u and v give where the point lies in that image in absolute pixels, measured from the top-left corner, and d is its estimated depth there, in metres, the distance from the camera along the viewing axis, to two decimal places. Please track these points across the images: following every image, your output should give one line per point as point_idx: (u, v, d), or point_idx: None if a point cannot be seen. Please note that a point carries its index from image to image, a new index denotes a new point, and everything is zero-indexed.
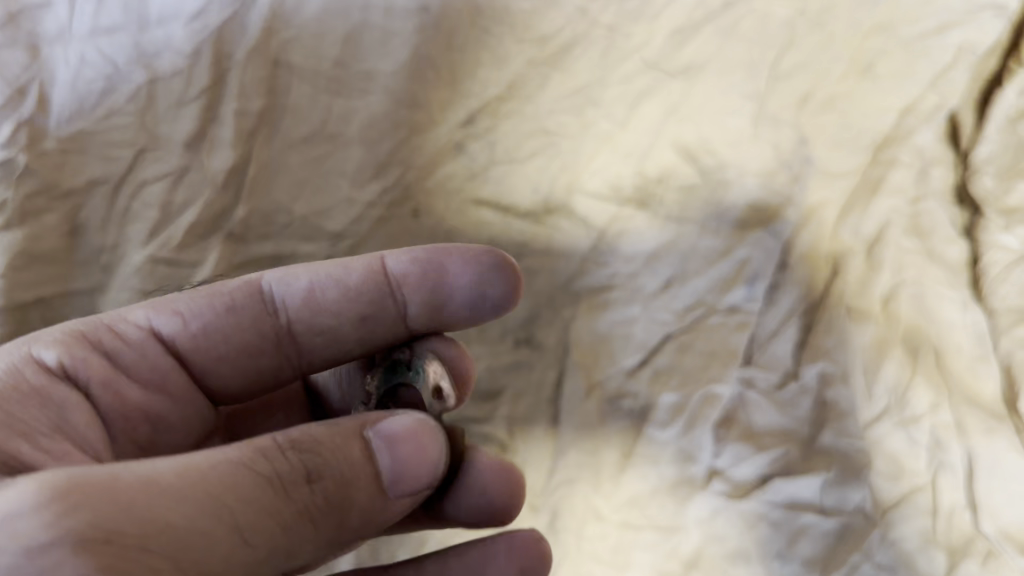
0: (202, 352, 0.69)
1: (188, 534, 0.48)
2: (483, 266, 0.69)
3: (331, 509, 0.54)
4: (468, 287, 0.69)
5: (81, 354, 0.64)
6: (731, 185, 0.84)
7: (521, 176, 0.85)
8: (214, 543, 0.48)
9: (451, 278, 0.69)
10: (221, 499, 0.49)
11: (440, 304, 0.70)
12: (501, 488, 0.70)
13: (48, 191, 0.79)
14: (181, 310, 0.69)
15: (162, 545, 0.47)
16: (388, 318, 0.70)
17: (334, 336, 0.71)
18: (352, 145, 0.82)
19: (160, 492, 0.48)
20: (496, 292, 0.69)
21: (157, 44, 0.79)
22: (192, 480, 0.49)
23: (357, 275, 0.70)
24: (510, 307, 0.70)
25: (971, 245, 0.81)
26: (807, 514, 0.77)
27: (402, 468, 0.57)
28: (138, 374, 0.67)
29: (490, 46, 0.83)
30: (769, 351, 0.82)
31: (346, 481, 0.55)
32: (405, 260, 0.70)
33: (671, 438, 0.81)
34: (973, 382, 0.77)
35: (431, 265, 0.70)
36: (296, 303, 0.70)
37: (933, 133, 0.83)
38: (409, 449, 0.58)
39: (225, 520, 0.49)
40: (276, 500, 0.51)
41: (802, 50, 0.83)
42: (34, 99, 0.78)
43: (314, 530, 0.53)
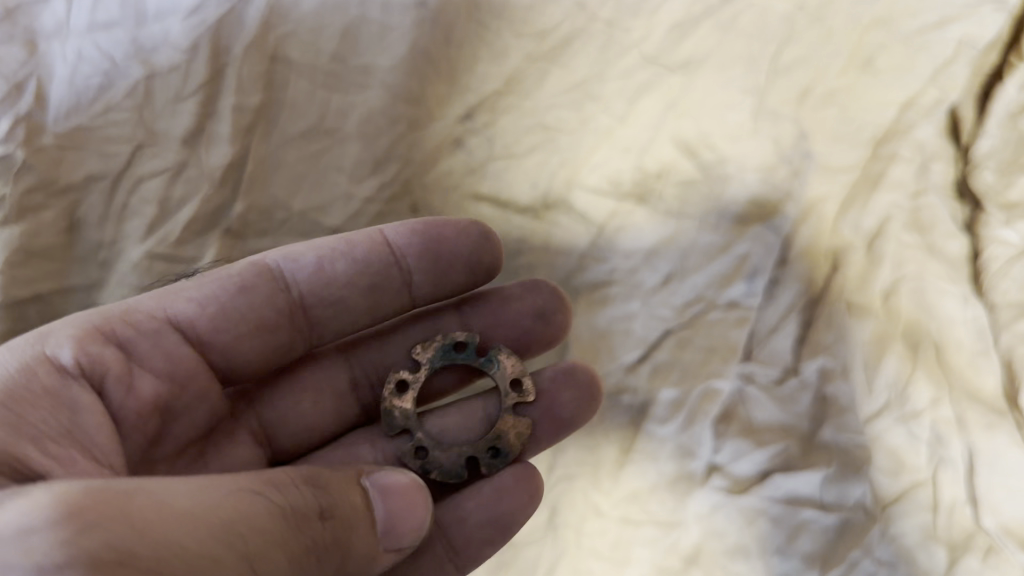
0: (220, 336, 0.70)
1: (200, 558, 0.48)
2: (472, 234, 0.75)
3: (332, 551, 0.55)
4: (465, 252, 0.75)
5: (95, 351, 0.62)
6: (731, 180, 0.84)
7: (520, 171, 0.85)
8: (223, 570, 0.49)
9: (449, 245, 0.75)
10: (236, 527, 0.50)
11: (440, 269, 0.75)
12: (588, 396, 0.75)
13: (45, 187, 0.78)
14: (195, 295, 0.70)
15: (173, 570, 0.47)
16: (394, 286, 0.75)
17: (343, 306, 0.75)
18: (349, 141, 0.82)
19: (175, 515, 0.48)
20: (490, 256, 0.76)
21: (155, 39, 0.79)
22: (207, 506, 0.50)
23: (363, 247, 0.74)
24: (498, 269, 0.77)
25: (972, 240, 0.81)
26: (808, 510, 0.76)
27: (394, 519, 0.59)
28: (151, 365, 0.66)
29: (489, 41, 0.83)
30: (769, 347, 0.81)
31: (349, 522, 0.56)
32: (405, 229, 0.74)
33: (670, 434, 0.80)
34: (973, 377, 0.77)
35: (430, 234, 0.74)
36: (306, 277, 0.73)
37: (934, 127, 0.83)
38: (401, 503, 0.60)
39: (237, 549, 0.50)
40: (289, 533, 0.52)
41: (802, 44, 0.82)
42: (31, 95, 0.77)
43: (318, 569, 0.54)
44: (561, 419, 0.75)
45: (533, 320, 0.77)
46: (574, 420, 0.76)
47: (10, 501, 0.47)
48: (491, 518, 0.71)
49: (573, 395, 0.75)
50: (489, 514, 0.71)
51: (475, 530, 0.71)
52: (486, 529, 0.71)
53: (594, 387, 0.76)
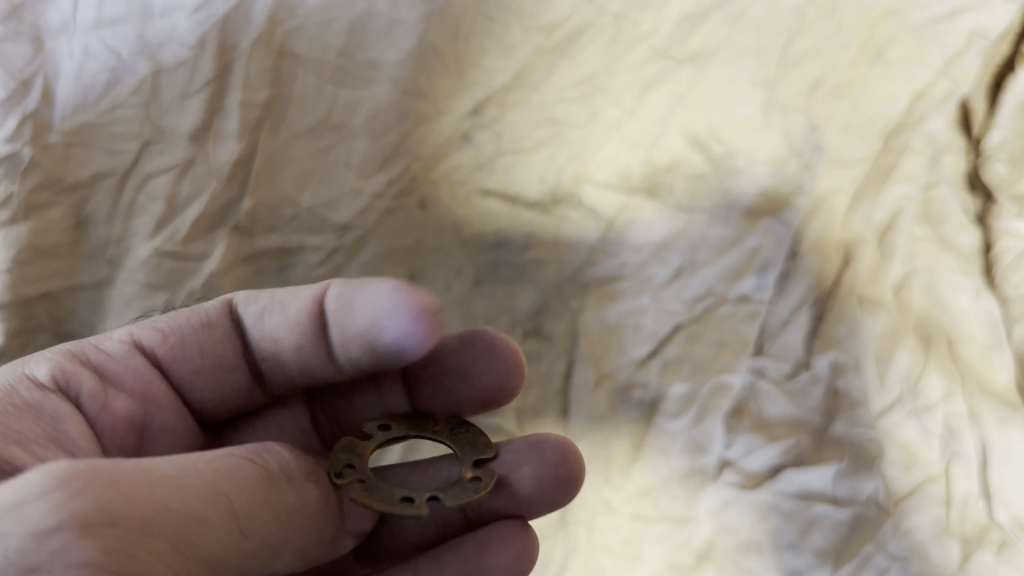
0: (180, 366, 0.69)
1: (187, 517, 0.47)
2: (394, 307, 0.60)
3: (309, 512, 0.55)
4: (367, 327, 0.63)
5: (69, 369, 0.64)
6: (742, 173, 0.83)
7: (529, 166, 0.84)
8: (213, 530, 0.48)
9: (353, 314, 0.63)
10: (218, 487, 0.50)
11: (349, 339, 0.65)
12: (544, 472, 0.68)
13: (52, 185, 0.77)
14: (163, 324, 0.70)
15: (165, 530, 0.46)
16: (318, 351, 0.68)
17: (281, 362, 0.70)
18: (357, 137, 0.82)
19: (158, 480, 0.48)
20: (394, 337, 0.61)
21: (161, 35, 0.78)
22: (189, 471, 0.49)
23: (300, 305, 0.67)
24: (423, 343, 0.61)
25: (983, 233, 0.82)
26: (819, 505, 0.75)
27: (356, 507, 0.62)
28: (124, 383, 0.66)
29: (496, 35, 0.82)
30: (781, 340, 0.81)
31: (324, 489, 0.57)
32: (337, 292, 0.65)
33: (681, 429, 0.79)
34: (985, 370, 0.77)
35: (343, 300, 0.64)
36: (254, 326, 0.69)
37: (945, 120, 0.84)
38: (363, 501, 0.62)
39: (222, 508, 0.49)
40: (266, 494, 0.52)
41: (814, 36, 0.82)
42: (38, 92, 0.77)
43: (295, 532, 0.54)
44: (521, 497, 0.68)
45: (472, 375, 0.70)
46: (536, 501, 0.68)
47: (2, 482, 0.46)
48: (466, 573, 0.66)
49: (535, 471, 0.68)
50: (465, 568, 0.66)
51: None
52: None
53: (569, 458, 0.68)
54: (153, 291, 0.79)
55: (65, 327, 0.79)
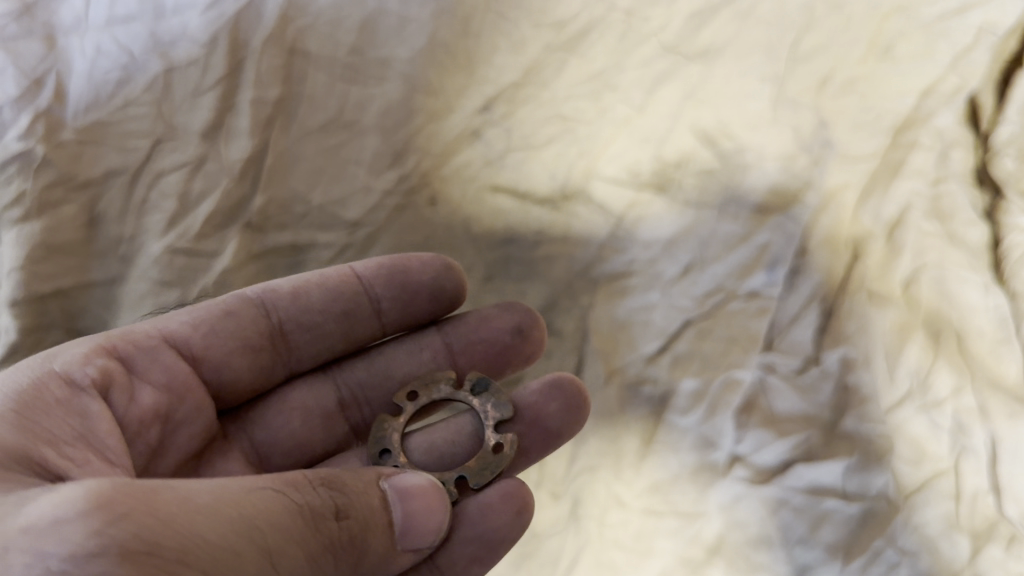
0: (211, 352, 0.71)
1: (219, 550, 0.48)
2: (446, 266, 0.76)
3: (349, 548, 0.55)
4: (429, 283, 0.76)
5: (102, 365, 0.62)
6: (751, 169, 0.83)
7: (538, 162, 0.84)
8: (245, 564, 0.49)
9: (412, 275, 0.75)
10: (253, 520, 0.50)
11: (408, 297, 0.76)
12: (562, 404, 0.72)
13: (64, 182, 0.78)
14: (187, 314, 0.71)
15: (200, 562, 0.47)
16: (364, 314, 0.76)
17: (318, 331, 0.76)
18: (368, 133, 0.82)
19: (194, 508, 0.49)
20: (453, 285, 0.76)
21: (173, 33, 0.80)
22: (229, 500, 0.50)
23: (334, 278, 0.75)
24: (463, 294, 0.78)
25: (992, 227, 0.81)
26: (830, 499, 0.75)
27: (411, 521, 0.59)
28: (152, 376, 0.66)
29: (506, 31, 0.83)
30: (790, 336, 0.81)
31: (367, 524, 0.56)
32: (372, 262, 0.75)
33: (691, 425, 0.80)
34: (995, 365, 0.77)
35: (395, 266, 0.75)
36: (284, 303, 0.74)
37: (953, 115, 0.83)
38: (420, 505, 0.59)
39: (257, 543, 0.50)
40: (305, 530, 0.52)
41: (822, 32, 0.83)
42: (51, 90, 0.78)
43: (333, 567, 0.54)
44: (547, 429, 0.72)
45: (513, 336, 0.76)
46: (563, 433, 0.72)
47: (42, 496, 0.48)
48: (474, 534, 0.66)
49: (564, 399, 0.72)
50: (473, 530, 0.66)
51: (460, 546, 0.66)
52: (470, 547, 0.66)
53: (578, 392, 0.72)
54: (165, 289, 0.79)
55: (76, 325, 0.79)
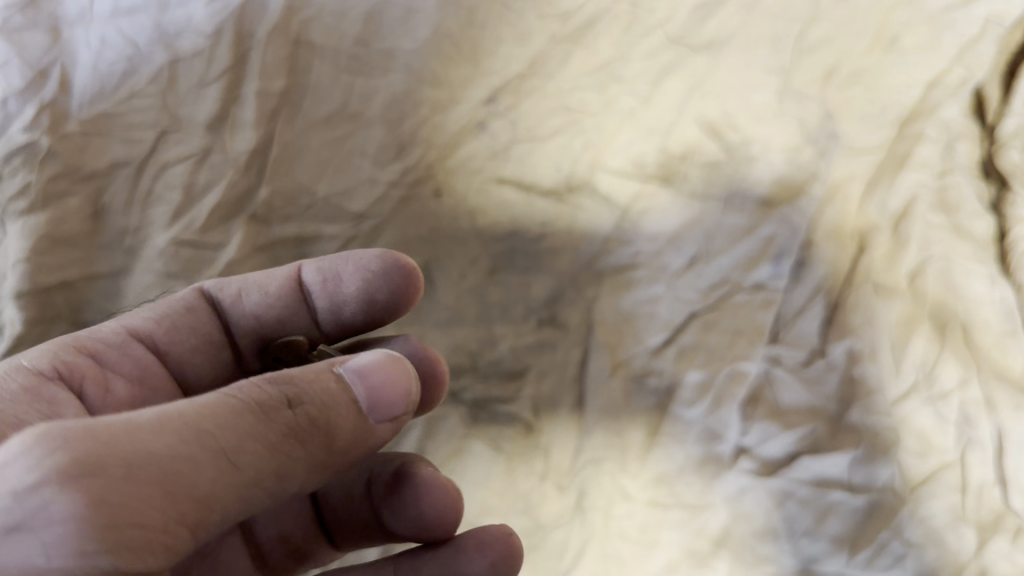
0: (176, 347, 0.71)
1: (166, 461, 0.45)
2: (383, 271, 0.69)
3: (316, 435, 0.50)
4: (360, 294, 0.71)
5: (68, 358, 0.64)
6: (757, 161, 0.83)
7: (544, 154, 0.84)
8: (195, 471, 0.46)
9: (343, 285, 0.71)
10: (196, 426, 0.46)
11: (339, 308, 0.71)
12: (427, 506, 0.66)
13: (70, 174, 0.78)
14: (147, 312, 0.71)
15: (148, 477, 0.44)
16: (302, 324, 0.72)
17: (256, 335, 0.73)
18: (372, 125, 0.82)
19: (136, 426, 0.45)
20: (386, 293, 0.70)
21: (178, 24, 0.80)
22: (170, 415, 0.47)
23: (275, 282, 0.72)
24: (405, 307, 0.71)
25: (998, 219, 0.81)
26: (836, 491, 0.75)
27: (379, 394, 0.53)
28: (124, 369, 0.67)
29: (512, 23, 0.83)
30: (796, 329, 0.80)
31: (330, 406, 0.51)
32: (309, 269, 0.71)
33: (696, 418, 0.79)
34: (1002, 357, 0.77)
35: (327, 276, 0.71)
36: (230, 307, 0.72)
37: (959, 107, 0.84)
38: (382, 378, 0.53)
39: (205, 446, 0.46)
40: (257, 425, 0.48)
41: (826, 24, 0.83)
42: (56, 82, 0.78)
43: (303, 453, 0.49)
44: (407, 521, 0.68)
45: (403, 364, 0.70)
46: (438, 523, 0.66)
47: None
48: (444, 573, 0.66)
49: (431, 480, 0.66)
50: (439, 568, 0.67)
51: None
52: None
53: (443, 494, 0.66)
54: (172, 279, 0.79)
55: (78, 317, 0.78)
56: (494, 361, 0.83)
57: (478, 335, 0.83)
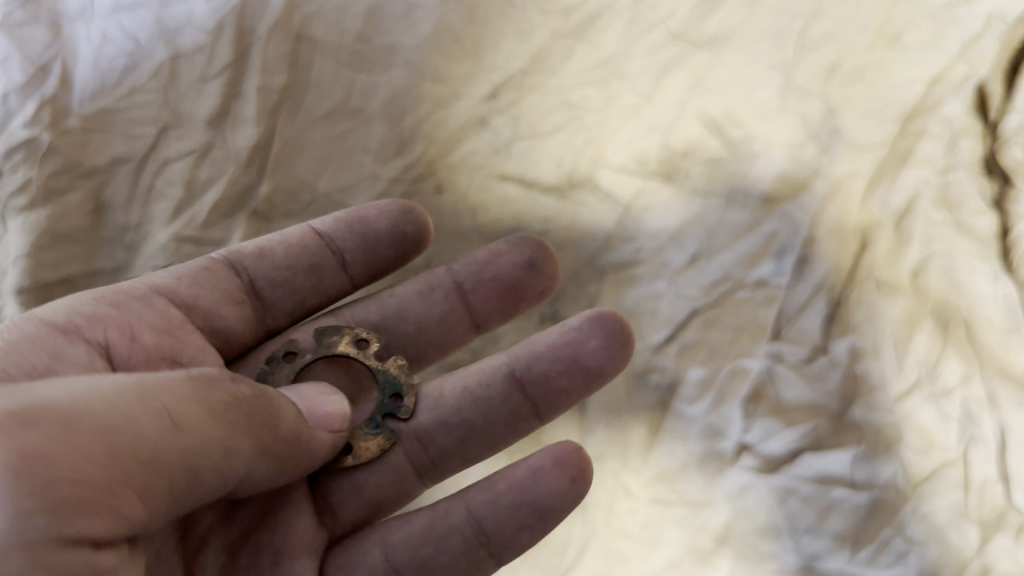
0: (202, 299, 0.70)
1: (112, 418, 0.48)
2: (404, 208, 0.75)
3: (257, 412, 0.53)
4: (389, 228, 0.75)
5: (88, 312, 0.64)
6: (759, 158, 0.83)
7: (546, 151, 0.84)
8: (143, 427, 0.48)
9: (371, 224, 0.74)
10: (143, 391, 0.50)
11: (370, 247, 0.75)
12: (615, 337, 0.69)
13: (71, 170, 0.78)
14: (166, 272, 0.71)
15: (95, 429, 0.47)
16: (330, 268, 0.75)
17: (285, 289, 0.74)
18: (375, 121, 0.82)
19: (84, 390, 0.49)
20: (415, 226, 0.75)
21: (180, 19, 0.80)
22: (117, 382, 0.50)
23: (295, 234, 0.74)
24: (427, 240, 0.76)
25: (1000, 216, 0.81)
26: (838, 488, 0.75)
27: (311, 408, 0.61)
28: (148, 320, 0.66)
29: (514, 19, 0.83)
30: (798, 325, 0.80)
31: (265, 395, 0.55)
32: (328, 218, 0.74)
33: (698, 414, 0.79)
34: (1005, 355, 0.76)
35: (352, 218, 0.74)
36: (253, 262, 0.73)
37: (962, 104, 0.83)
38: (311, 392, 0.62)
39: (151, 407, 0.49)
40: (198, 392, 0.51)
41: (829, 20, 0.82)
42: (57, 78, 0.78)
43: (246, 426, 0.53)
44: (585, 370, 0.69)
45: (522, 268, 0.75)
46: (606, 369, 0.69)
47: None
48: (524, 501, 0.64)
49: (601, 342, 0.69)
50: (523, 498, 0.64)
51: (507, 512, 0.64)
52: (520, 513, 0.64)
53: (620, 324, 0.70)
54: None
55: None
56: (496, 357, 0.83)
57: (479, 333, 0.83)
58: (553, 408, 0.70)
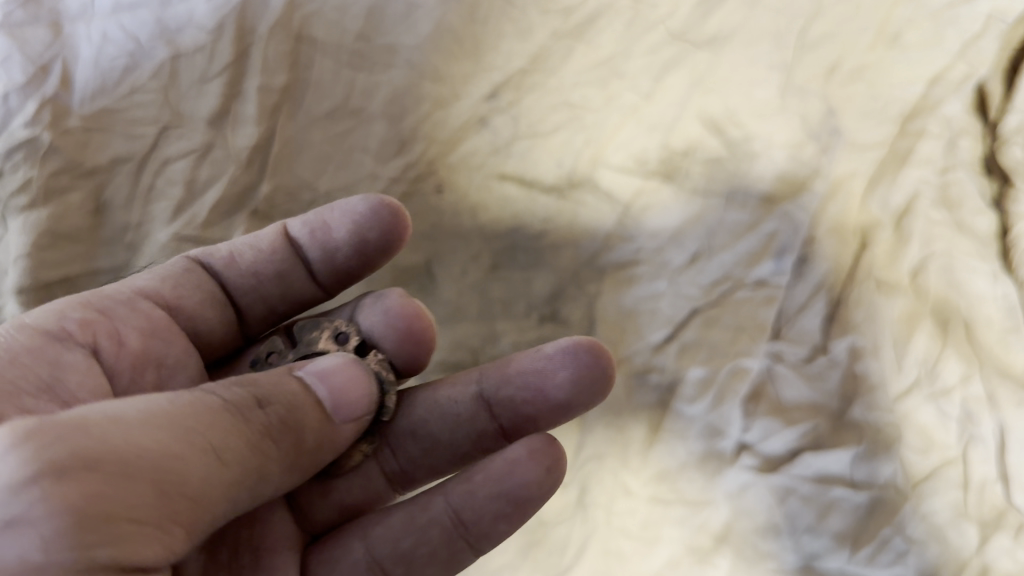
0: (184, 301, 0.71)
1: (160, 458, 0.46)
2: (371, 213, 0.70)
3: (287, 433, 0.52)
4: (349, 236, 0.71)
5: (78, 317, 0.64)
6: (759, 157, 0.83)
7: (546, 150, 0.84)
8: (190, 467, 0.47)
9: (333, 232, 0.71)
10: (185, 423, 0.48)
11: (334, 256, 0.72)
12: (587, 373, 0.65)
13: (72, 169, 0.78)
14: (151, 273, 0.71)
15: (144, 473, 0.45)
16: (299, 274, 0.73)
17: (257, 294, 0.73)
18: (375, 121, 0.82)
19: (125, 421, 0.46)
20: (376, 234, 0.70)
21: (180, 19, 0.80)
22: (156, 410, 0.48)
23: (267, 238, 0.72)
24: (395, 246, 0.71)
25: (1000, 216, 0.81)
26: (838, 488, 0.75)
27: (339, 395, 0.56)
28: (134, 323, 0.67)
29: (514, 18, 0.83)
30: (798, 325, 0.80)
31: (296, 408, 0.53)
32: (299, 221, 0.72)
33: (698, 414, 0.79)
34: (1004, 354, 0.77)
35: (317, 225, 0.71)
36: (225, 267, 0.72)
37: (962, 103, 0.83)
38: (343, 378, 0.57)
39: (196, 443, 0.47)
40: (236, 422, 0.50)
41: (828, 20, 0.83)
42: (57, 78, 0.78)
43: (277, 452, 0.52)
44: (553, 403, 0.66)
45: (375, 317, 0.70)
46: (573, 405, 0.66)
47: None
48: (499, 492, 0.63)
49: (571, 376, 0.65)
50: (499, 489, 0.63)
51: (486, 502, 0.63)
52: (497, 504, 0.63)
53: (596, 360, 0.65)
54: None
55: None
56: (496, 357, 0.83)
57: (480, 332, 0.83)
58: (522, 432, 0.68)
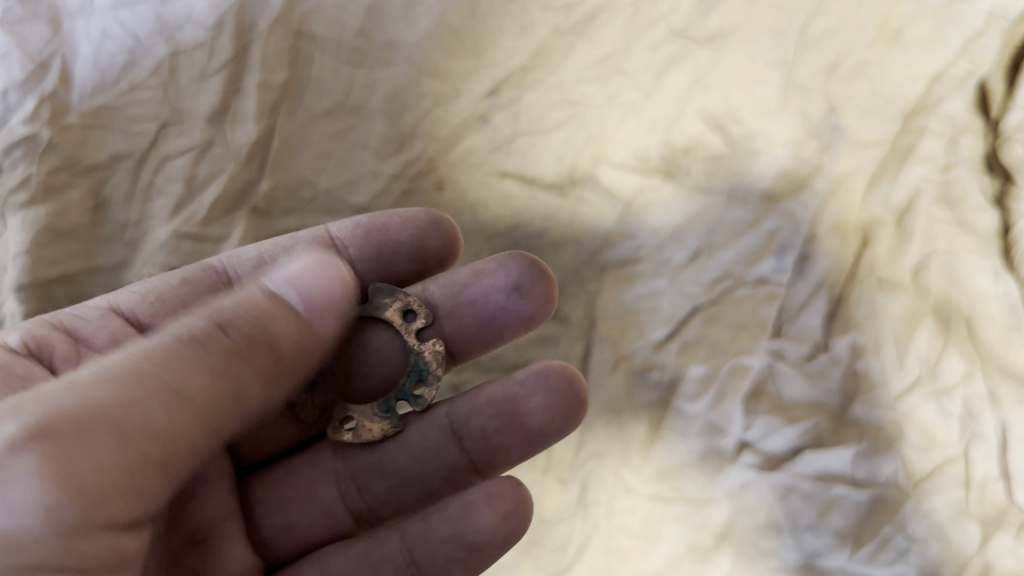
0: (159, 321, 0.70)
1: (121, 407, 0.49)
2: (433, 222, 0.73)
3: (258, 353, 0.54)
4: (409, 240, 0.73)
5: (41, 334, 0.67)
6: (760, 155, 0.83)
7: (546, 147, 0.83)
8: (151, 409, 0.50)
9: (389, 235, 0.72)
10: (141, 371, 0.51)
11: (385, 260, 0.73)
12: (564, 399, 0.68)
13: (70, 167, 0.78)
14: (138, 287, 0.72)
15: (104, 426, 0.49)
16: None
17: None
18: (375, 118, 0.82)
19: (84, 385, 0.50)
20: (437, 242, 0.73)
21: (180, 15, 0.79)
22: (115, 367, 0.51)
23: (304, 241, 0.72)
24: (450, 258, 0.74)
25: (1001, 214, 0.81)
26: (839, 486, 0.75)
27: (310, 295, 0.57)
28: (98, 344, 0.68)
29: (514, 14, 0.82)
30: (799, 323, 0.80)
31: (263, 323, 0.54)
32: (349, 222, 0.72)
33: (699, 412, 0.79)
34: (1006, 353, 0.76)
35: (372, 227, 0.72)
36: (246, 270, 0.72)
37: (964, 100, 0.83)
38: (313, 278, 0.58)
39: (154, 386, 0.50)
40: (195, 356, 0.52)
41: (831, 16, 0.82)
42: (56, 74, 0.78)
43: (251, 373, 0.54)
44: (528, 431, 0.68)
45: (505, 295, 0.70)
46: (549, 430, 0.68)
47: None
48: (454, 535, 0.66)
49: (545, 401, 0.68)
50: (452, 531, 0.66)
51: (439, 545, 0.66)
52: (451, 548, 0.66)
53: (573, 387, 0.68)
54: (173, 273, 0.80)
55: None
56: (496, 354, 0.83)
57: None
58: (492, 466, 0.70)
